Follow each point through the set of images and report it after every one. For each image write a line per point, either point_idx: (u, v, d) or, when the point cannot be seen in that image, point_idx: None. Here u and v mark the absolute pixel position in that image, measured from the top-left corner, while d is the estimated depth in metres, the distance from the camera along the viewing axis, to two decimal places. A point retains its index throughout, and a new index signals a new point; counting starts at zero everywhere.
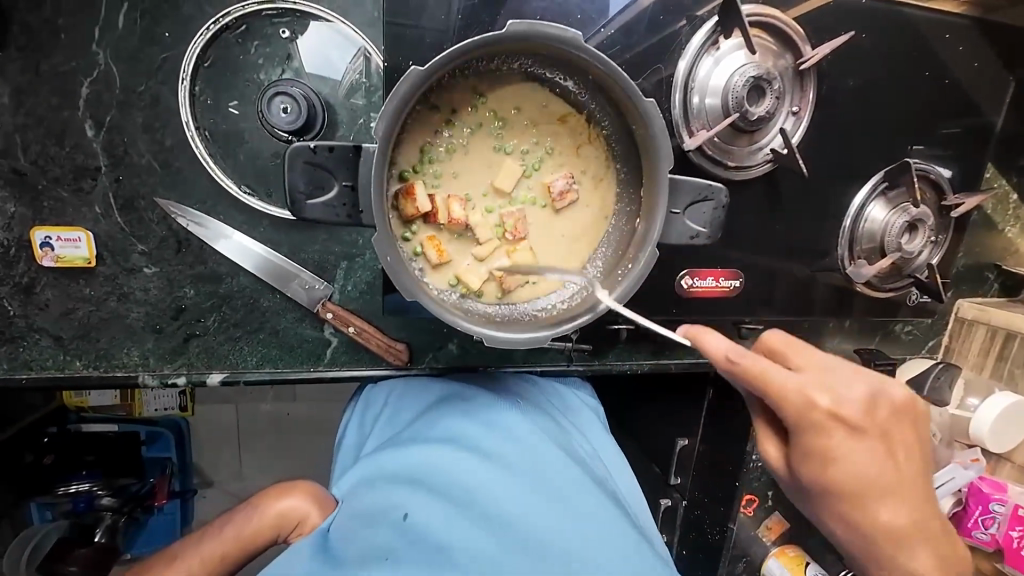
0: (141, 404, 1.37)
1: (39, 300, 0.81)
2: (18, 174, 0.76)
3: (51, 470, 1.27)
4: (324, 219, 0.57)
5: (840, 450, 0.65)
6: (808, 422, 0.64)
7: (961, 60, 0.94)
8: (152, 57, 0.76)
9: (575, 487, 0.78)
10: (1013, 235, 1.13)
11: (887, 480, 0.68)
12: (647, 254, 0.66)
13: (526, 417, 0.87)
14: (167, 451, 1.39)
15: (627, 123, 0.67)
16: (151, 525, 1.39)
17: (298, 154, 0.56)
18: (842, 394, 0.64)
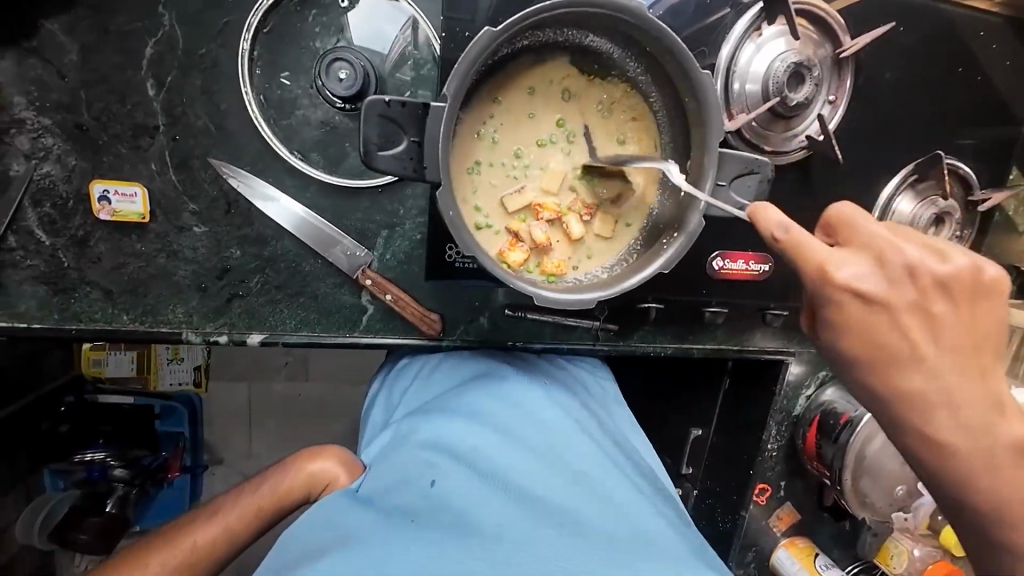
0: (158, 379, 1.39)
1: (92, 254, 0.83)
2: (81, 129, 0.79)
3: (68, 439, 1.32)
4: (391, 171, 0.58)
5: (863, 312, 0.54)
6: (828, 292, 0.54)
7: (994, 58, 0.96)
8: (214, 21, 0.79)
9: (594, 462, 0.80)
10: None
11: (936, 350, 0.54)
12: (693, 223, 0.67)
13: (550, 397, 0.90)
14: (181, 426, 1.42)
15: (679, 96, 0.68)
16: (161, 499, 1.41)
17: (372, 106, 0.57)
18: (903, 249, 0.53)
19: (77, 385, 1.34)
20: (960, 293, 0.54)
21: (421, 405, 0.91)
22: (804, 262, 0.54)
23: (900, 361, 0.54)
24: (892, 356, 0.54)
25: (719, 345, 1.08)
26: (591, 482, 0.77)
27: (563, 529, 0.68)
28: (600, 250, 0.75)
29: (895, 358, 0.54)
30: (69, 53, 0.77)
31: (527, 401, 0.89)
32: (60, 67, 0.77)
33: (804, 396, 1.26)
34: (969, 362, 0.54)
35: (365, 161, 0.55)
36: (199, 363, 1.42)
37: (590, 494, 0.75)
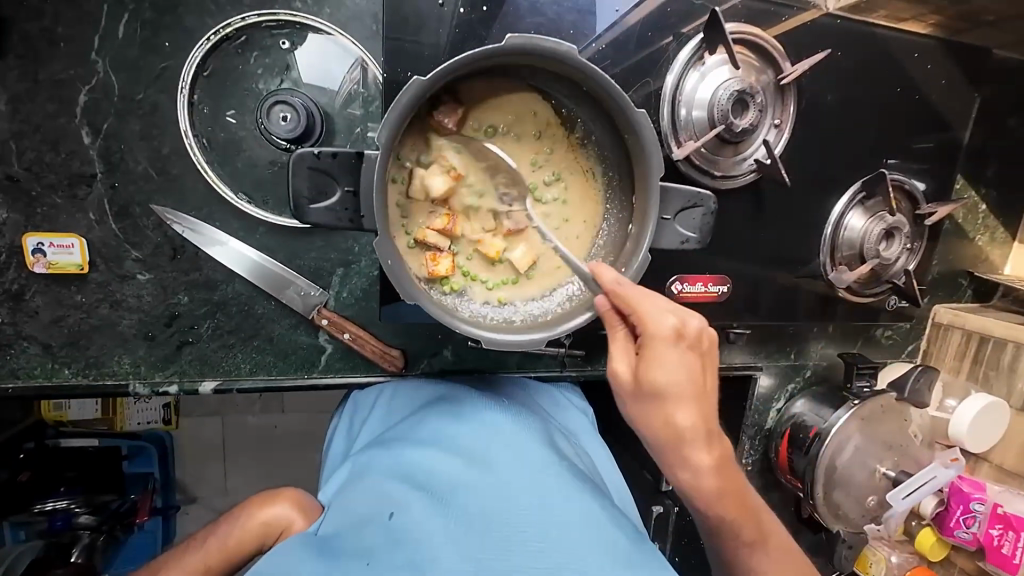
0: (124, 419, 1.34)
1: (29, 308, 0.80)
2: (12, 180, 0.76)
3: (25, 489, 1.22)
4: (324, 222, 0.60)
5: (667, 371, 0.64)
6: (659, 337, 0.63)
7: (930, 77, 0.99)
8: (151, 65, 0.77)
9: (563, 480, 0.73)
10: (984, 242, 1.18)
11: (692, 396, 0.65)
12: (641, 258, 0.69)
13: (515, 417, 0.85)
14: (150, 466, 1.35)
15: (620, 135, 0.69)
16: (132, 543, 1.34)
17: (303, 159, 0.59)
18: (692, 321, 0.65)
19: (37, 430, 1.27)
20: (692, 349, 0.65)
21: (381, 438, 0.84)
22: (648, 323, 0.64)
23: (676, 408, 0.65)
24: (676, 402, 0.65)
25: None
26: (562, 507, 0.69)
27: (529, 556, 0.63)
28: (538, 285, 0.74)
29: (673, 402, 0.65)
30: None
31: (492, 422, 0.83)
32: None
33: (774, 409, 1.20)
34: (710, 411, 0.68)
35: (296, 217, 0.57)
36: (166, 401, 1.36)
37: (558, 508, 0.69)
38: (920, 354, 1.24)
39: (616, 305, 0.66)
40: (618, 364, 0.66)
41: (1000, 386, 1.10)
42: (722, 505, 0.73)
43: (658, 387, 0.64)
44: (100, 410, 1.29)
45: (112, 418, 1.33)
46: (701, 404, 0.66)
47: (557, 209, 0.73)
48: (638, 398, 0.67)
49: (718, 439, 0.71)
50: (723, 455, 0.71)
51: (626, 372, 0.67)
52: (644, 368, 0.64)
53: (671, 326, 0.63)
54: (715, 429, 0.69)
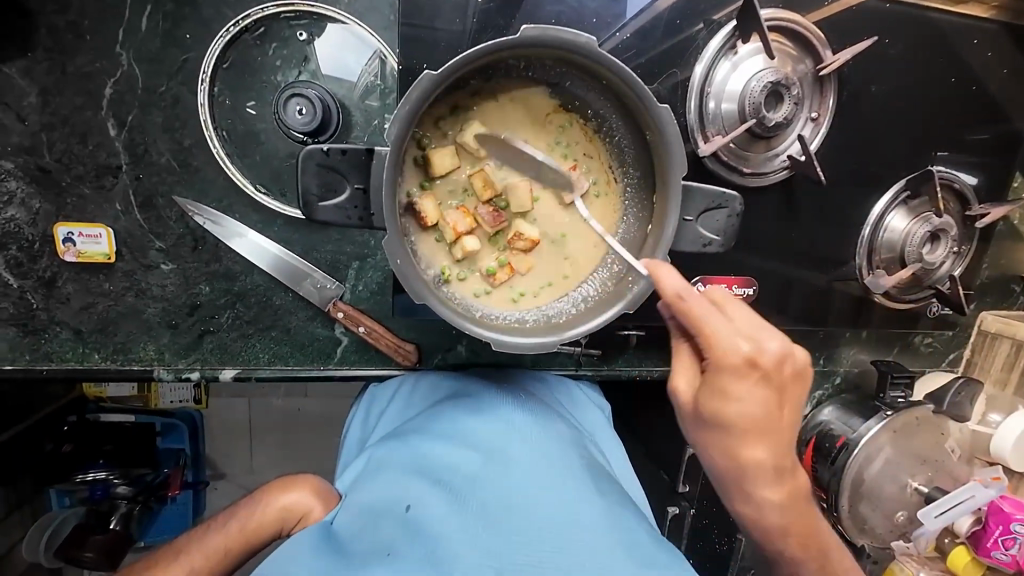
0: (158, 396, 1.38)
1: (60, 294, 0.83)
2: (43, 171, 0.79)
3: (68, 459, 1.29)
4: (336, 220, 0.60)
5: (734, 408, 0.62)
6: (723, 361, 0.61)
7: (990, 66, 0.90)
8: (173, 58, 0.78)
9: (577, 480, 0.72)
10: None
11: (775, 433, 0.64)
12: (659, 261, 0.65)
13: (529, 413, 0.84)
14: (181, 443, 1.39)
15: (640, 130, 0.66)
16: (163, 515, 1.40)
17: (312, 157, 0.59)
18: (740, 344, 0.61)
19: (79, 405, 1.34)
20: (772, 380, 0.62)
21: (398, 429, 0.84)
22: (711, 343, 0.61)
23: (739, 444, 0.64)
24: (736, 435, 0.64)
25: None
26: (577, 508, 0.68)
27: (544, 549, 0.62)
28: (550, 287, 0.72)
29: (736, 438, 0.64)
30: (28, 96, 0.76)
31: (508, 419, 0.82)
32: (20, 110, 0.76)
33: (799, 415, 1.15)
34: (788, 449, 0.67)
35: (304, 214, 0.57)
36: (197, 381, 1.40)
37: (572, 507, 0.68)
38: (962, 363, 1.18)
39: (683, 320, 0.63)
40: (679, 384, 0.67)
41: None
42: (783, 529, 0.72)
43: (727, 417, 0.63)
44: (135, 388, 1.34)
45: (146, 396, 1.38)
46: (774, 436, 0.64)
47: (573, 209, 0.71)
48: (698, 424, 0.67)
49: (790, 471, 0.69)
50: (795, 489, 0.69)
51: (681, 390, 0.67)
52: (712, 391, 0.63)
53: (728, 376, 0.61)
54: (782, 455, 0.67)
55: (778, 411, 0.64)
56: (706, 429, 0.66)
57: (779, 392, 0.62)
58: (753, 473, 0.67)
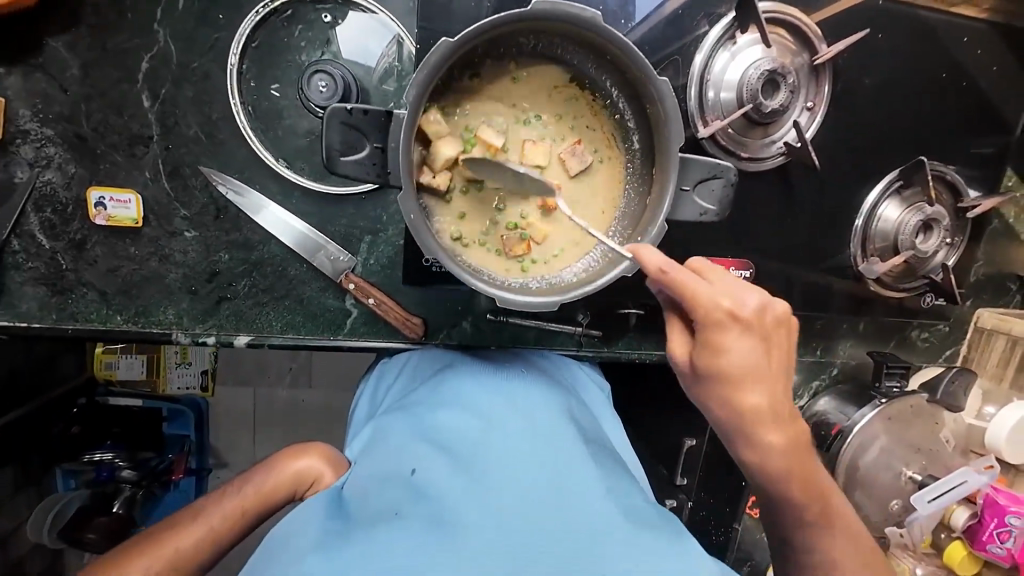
0: (167, 381, 1.43)
1: (89, 257, 0.88)
2: (81, 139, 0.84)
3: (78, 439, 1.33)
4: (354, 175, 0.64)
5: (733, 355, 0.65)
6: (710, 316, 0.65)
7: (980, 63, 0.94)
8: (206, 36, 0.84)
9: (575, 448, 0.75)
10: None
11: (773, 378, 0.68)
12: (658, 227, 0.68)
13: (529, 387, 0.87)
14: (187, 429, 1.43)
15: (642, 105, 0.70)
16: (167, 501, 1.40)
17: (335, 116, 0.63)
18: (722, 299, 0.64)
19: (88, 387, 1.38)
20: (756, 329, 0.66)
21: (403, 400, 0.88)
22: (694, 298, 0.64)
23: (740, 393, 0.67)
24: (734, 384, 0.66)
25: None
26: (575, 473, 0.70)
27: (544, 509, 0.64)
28: (553, 256, 0.75)
29: (738, 384, 0.66)
30: (70, 68, 0.82)
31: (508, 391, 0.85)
32: (62, 81, 0.82)
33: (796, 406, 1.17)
34: (787, 404, 0.70)
35: (327, 167, 0.61)
36: (206, 367, 1.45)
37: (570, 471, 0.70)
38: (958, 359, 1.19)
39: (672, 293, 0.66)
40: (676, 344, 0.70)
41: None
42: (792, 482, 0.72)
43: (722, 367, 0.66)
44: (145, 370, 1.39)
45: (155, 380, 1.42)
46: (770, 382, 0.67)
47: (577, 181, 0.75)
48: (697, 379, 0.69)
49: (790, 418, 0.71)
50: (799, 438, 0.71)
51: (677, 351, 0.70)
52: (706, 349, 0.66)
53: (723, 327, 0.65)
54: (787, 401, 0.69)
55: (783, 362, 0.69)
56: (709, 387, 0.68)
57: (766, 340, 0.66)
58: (753, 422, 0.68)
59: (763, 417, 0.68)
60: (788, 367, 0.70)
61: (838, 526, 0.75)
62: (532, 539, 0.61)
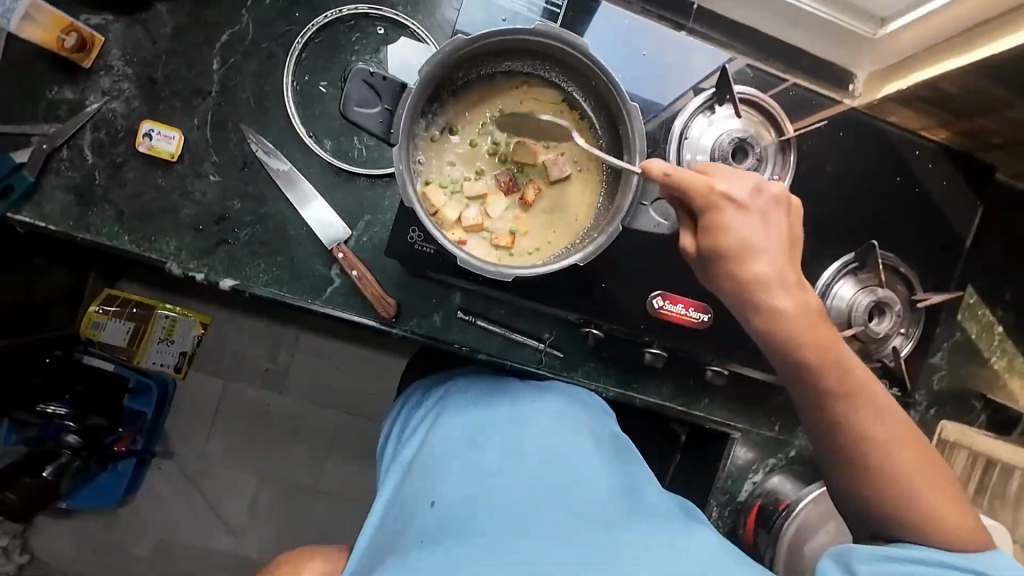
0: (144, 355, 1.70)
1: (121, 178, 0.99)
2: (152, 82, 0.99)
3: (39, 389, 1.50)
4: (361, 121, 0.82)
5: (742, 220, 0.76)
6: (707, 199, 0.76)
7: (931, 176, 1.06)
8: (280, 27, 1.01)
9: (593, 465, 0.78)
10: (1001, 367, 1.21)
11: (774, 248, 0.77)
12: (611, 228, 0.79)
13: (544, 407, 0.89)
14: (146, 407, 1.67)
15: (616, 125, 0.83)
16: (100, 479, 1.69)
17: (360, 74, 0.82)
18: (734, 188, 0.77)
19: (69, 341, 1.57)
20: (759, 199, 0.78)
21: (437, 419, 0.93)
22: (690, 184, 0.75)
23: (755, 261, 0.76)
24: (748, 255, 0.77)
25: (661, 399, 1.13)
26: (592, 484, 0.74)
27: (568, 520, 0.68)
28: (523, 245, 0.88)
29: (755, 254, 0.77)
30: (164, 27, 0.99)
31: (523, 414, 0.87)
32: (155, 35, 0.99)
33: (750, 480, 1.16)
34: (794, 268, 0.79)
35: (341, 107, 0.79)
36: (185, 350, 1.73)
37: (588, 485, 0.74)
38: None
39: (677, 191, 0.77)
40: (685, 238, 0.80)
41: (1006, 516, 1.02)
42: (808, 347, 0.76)
43: (727, 242, 0.76)
44: (128, 340, 1.67)
45: (132, 351, 1.69)
46: (771, 251, 0.77)
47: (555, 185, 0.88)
48: (707, 262, 0.79)
49: (798, 285, 0.78)
50: (810, 305, 0.77)
51: (688, 244, 0.80)
52: (715, 226, 0.76)
53: (727, 198, 0.76)
54: (786, 267, 0.78)
55: (790, 238, 0.80)
56: (718, 259, 0.78)
57: (765, 216, 0.77)
58: (767, 293, 0.77)
59: (773, 285, 0.77)
60: (784, 243, 0.79)
61: (876, 411, 0.76)
62: (559, 544, 0.64)
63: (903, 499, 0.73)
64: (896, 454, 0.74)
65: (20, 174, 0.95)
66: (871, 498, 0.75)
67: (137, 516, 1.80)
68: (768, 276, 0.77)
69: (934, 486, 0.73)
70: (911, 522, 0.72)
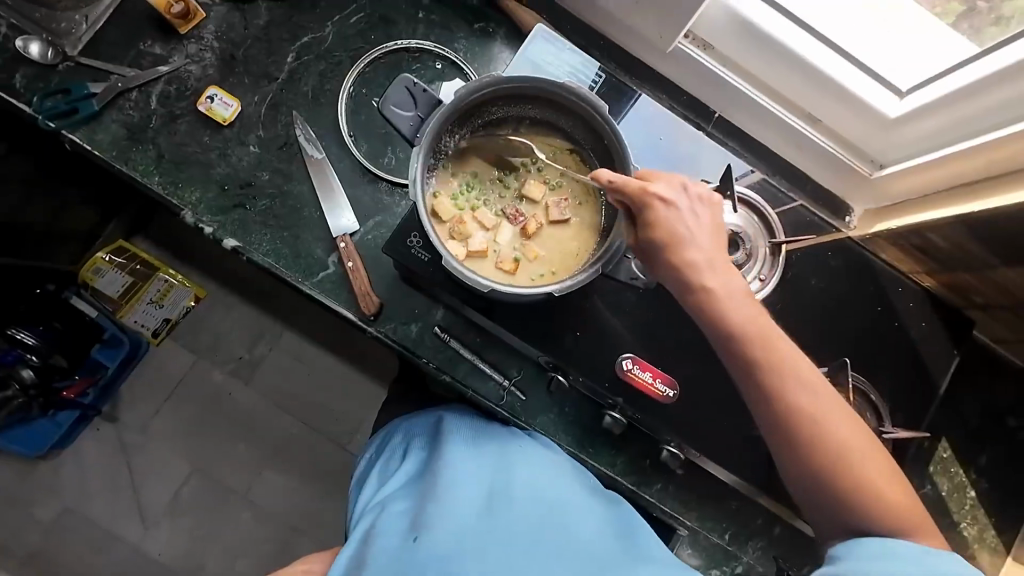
0: (129, 312, 1.69)
1: (173, 128, 1.08)
2: (232, 58, 1.12)
3: (20, 316, 1.49)
4: (395, 120, 1.10)
5: (674, 213, 0.85)
6: (637, 197, 0.85)
7: (912, 315, 1.09)
8: (355, 42, 1.15)
9: (576, 516, 0.85)
10: (971, 535, 1.12)
11: (703, 241, 0.86)
12: (590, 271, 0.89)
13: (529, 451, 0.94)
14: (110, 360, 1.66)
15: (616, 181, 0.95)
16: (37, 425, 1.62)
17: (405, 82, 1.10)
18: (657, 186, 0.86)
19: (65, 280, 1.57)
20: (689, 194, 0.87)
21: (434, 442, 0.95)
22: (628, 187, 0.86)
23: (689, 246, 0.85)
24: (682, 242, 0.85)
25: (611, 472, 1.09)
26: (580, 534, 0.82)
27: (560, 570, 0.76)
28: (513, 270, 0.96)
29: (684, 242, 0.85)
30: (259, 18, 1.14)
31: (511, 456, 0.91)
32: (248, 23, 1.13)
33: None
34: (720, 258, 0.87)
35: (381, 104, 1.09)
36: (169, 316, 1.74)
37: (575, 535, 0.82)
38: None
39: (622, 198, 0.86)
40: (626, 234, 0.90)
41: None
42: (749, 334, 0.84)
43: (661, 238, 0.85)
44: (120, 293, 1.67)
45: (119, 304, 1.68)
46: (697, 242, 0.86)
47: (554, 225, 0.98)
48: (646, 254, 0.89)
49: (720, 267, 0.87)
50: (739, 291, 0.86)
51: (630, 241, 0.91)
52: (647, 217, 0.85)
53: (659, 194, 0.85)
54: (718, 256, 0.87)
55: (715, 225, 0.89)
56: (657, 244, 0.86)
57: (689, 210, 0.86)
58: (699, 275, 0.85)
59: (701, 268, 0.85)
60: (717, 238, 0.88)
61: (817, 393, 0.82)
62: None
63: (851, 479, 0.79)
64: (839, 436, 0.80)
65: (89, 101, 1.06)
66: (829, 483, 0.80)
67: (58, 468, 1.72)
68: (697, 260, 0.86)
69: (867, 455, 0.80)
70: (842, 496, 0.80)
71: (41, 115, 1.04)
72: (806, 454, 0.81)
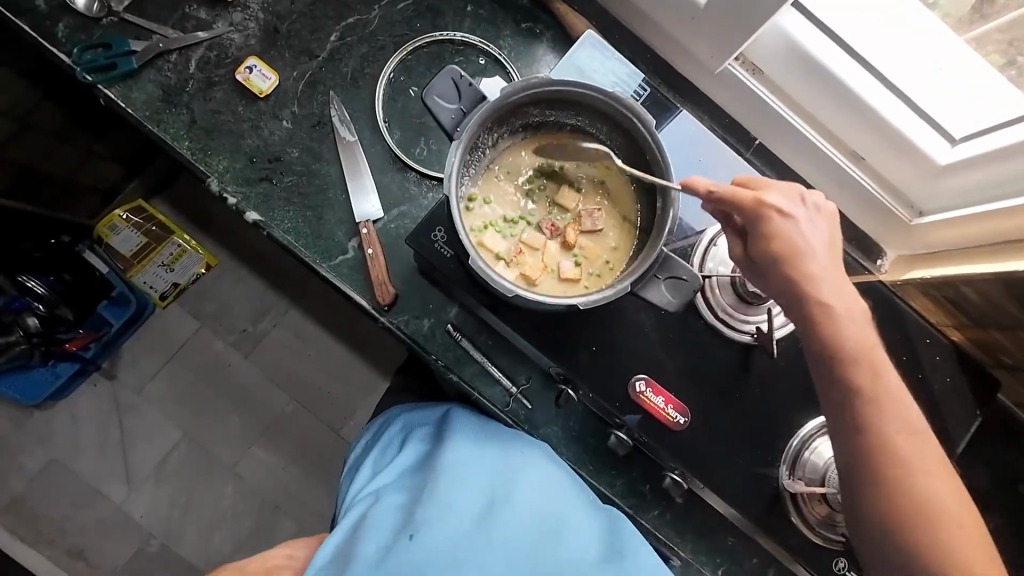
0: (139, 272, 1.69)
1: (209, 93, 1.08)
2: (276, 31, 1.11)
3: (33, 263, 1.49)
4: (437, 110, 1.06)
5: (793, 224, 0.78)
6: (752, 205, 0.79)
7: (937, 369, 1.06)
8: (400, 28, 1.13)
9: (570, 535, 0.83)
10: None
11: (824, 258, 0.78)
12: (618, 288, 0.86)
13: (529, 460, 0.91)
14: (115, 318, 1.64)
15: (654, 199, 0.93)
16: (35, 374, 1.62)
17: (453, 74, 1.07)
18: (771, 196, 0.79)
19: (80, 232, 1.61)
20: (817, 212, 0.81)
21: (435, 438, 0.92)
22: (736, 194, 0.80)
23: (808, 261, 0.77)
24: (802, 256, 0.77)
25: (608, 493, 1.07)
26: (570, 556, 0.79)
27: None
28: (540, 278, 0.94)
29: (807, 255, 0.77)
30: None
31: (510, 462, 0.88)
32: None
33: None
34: (840, 275, 0.79)
35: (425, 93, 1.05)
36: (178, 282, 1.73)
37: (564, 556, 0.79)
38: None
39: (728, 202, 0.80)
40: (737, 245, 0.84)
41: None
42: (864, 360, 0.75)
43: (778, 250, 0.77)
44: (133, 252, 1.67)
45: (132, 263, 1.68)
46: (823, 263, 0.77)
47: (586, 237, 0.97)
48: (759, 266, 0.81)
49: (850, 299, 0.78)
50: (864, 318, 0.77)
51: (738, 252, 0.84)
52: (763, 224, 0.78)
53: (774, 204, 0.79)
54: (835, 274, 0.78)
55: (833, 243, 0.81)
56: (772, 259, 0.78)
57: (809, 220, 0.79)
58: (817, 288, 0.76)
59: (826, 287, 0.76)
60: (842, 273, 0.79)
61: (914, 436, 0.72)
62: None
63: (944, 547, 0.67)
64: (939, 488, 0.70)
65: (128, 58, 1.05)
66: (909, 540, 0.69)
67: (51, 418, 1.71)
68: (821, 275, 0.77)
69: (966, 523, 0.69)
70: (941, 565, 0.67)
71: (79, 66, 1.03)
72: (908, 508, 0.70)
